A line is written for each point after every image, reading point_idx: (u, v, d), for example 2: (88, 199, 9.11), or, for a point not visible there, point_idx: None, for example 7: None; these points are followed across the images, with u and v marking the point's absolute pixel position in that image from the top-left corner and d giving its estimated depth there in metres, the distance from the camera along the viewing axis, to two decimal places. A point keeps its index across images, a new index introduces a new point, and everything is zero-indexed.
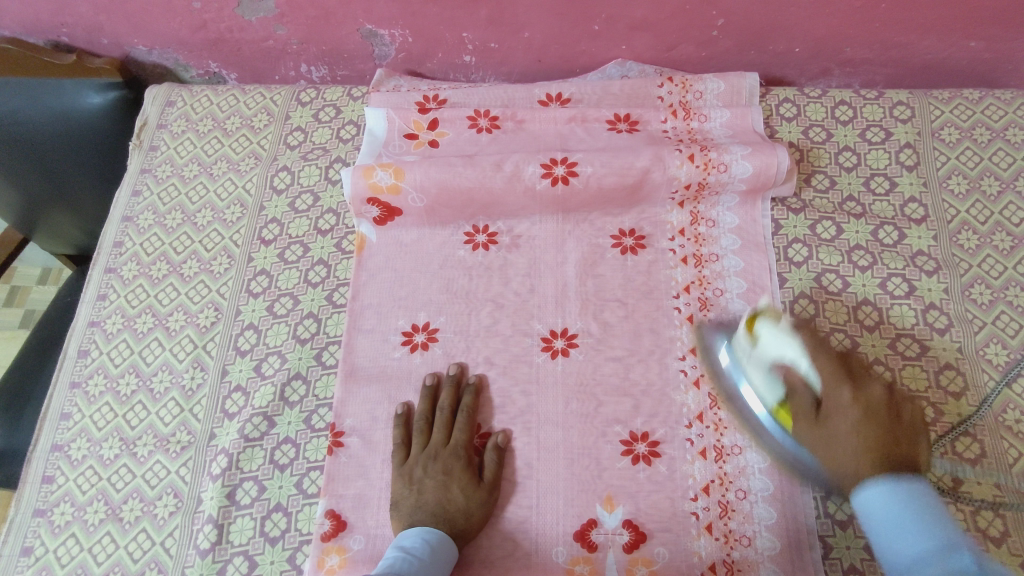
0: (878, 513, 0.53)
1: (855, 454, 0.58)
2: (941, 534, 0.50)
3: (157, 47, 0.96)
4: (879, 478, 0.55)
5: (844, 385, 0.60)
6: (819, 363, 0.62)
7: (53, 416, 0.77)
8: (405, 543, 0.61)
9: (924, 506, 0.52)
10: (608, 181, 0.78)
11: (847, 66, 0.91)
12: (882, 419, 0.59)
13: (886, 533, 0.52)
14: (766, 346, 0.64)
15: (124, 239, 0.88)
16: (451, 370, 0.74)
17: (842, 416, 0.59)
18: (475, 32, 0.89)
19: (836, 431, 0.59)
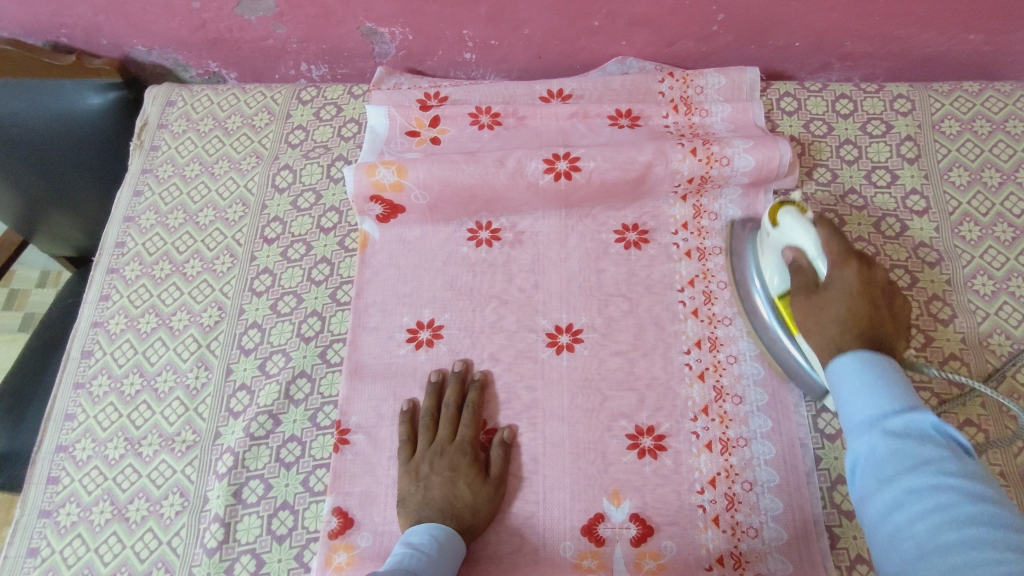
0: (841, 376, 0.55)
1: (843, 324, 0.60)
2: (899, 396, 0.52)
3: (156, 47, 0.96)
4: (853, 350, 0.56)
5: (852, 265, 0.61)
6: (830, 248, 0.63)
7: (57, 417, 0.77)
8: (412, 539, 0.61)
9: (885, 372, 0.54)
10: (611, 175, 0.78)
11: (847, 60, 0.91)
12: (877, 304, 0.60)
13: (847, 393, 0.54)
14: (783, 232, 0.66)
15: (126, 239, 0.87)
16: (456, 366, 0.74)
17: (840, 292, 0.61)
18: (475, 29, 0.89)
19: (828, 303, 0.61)
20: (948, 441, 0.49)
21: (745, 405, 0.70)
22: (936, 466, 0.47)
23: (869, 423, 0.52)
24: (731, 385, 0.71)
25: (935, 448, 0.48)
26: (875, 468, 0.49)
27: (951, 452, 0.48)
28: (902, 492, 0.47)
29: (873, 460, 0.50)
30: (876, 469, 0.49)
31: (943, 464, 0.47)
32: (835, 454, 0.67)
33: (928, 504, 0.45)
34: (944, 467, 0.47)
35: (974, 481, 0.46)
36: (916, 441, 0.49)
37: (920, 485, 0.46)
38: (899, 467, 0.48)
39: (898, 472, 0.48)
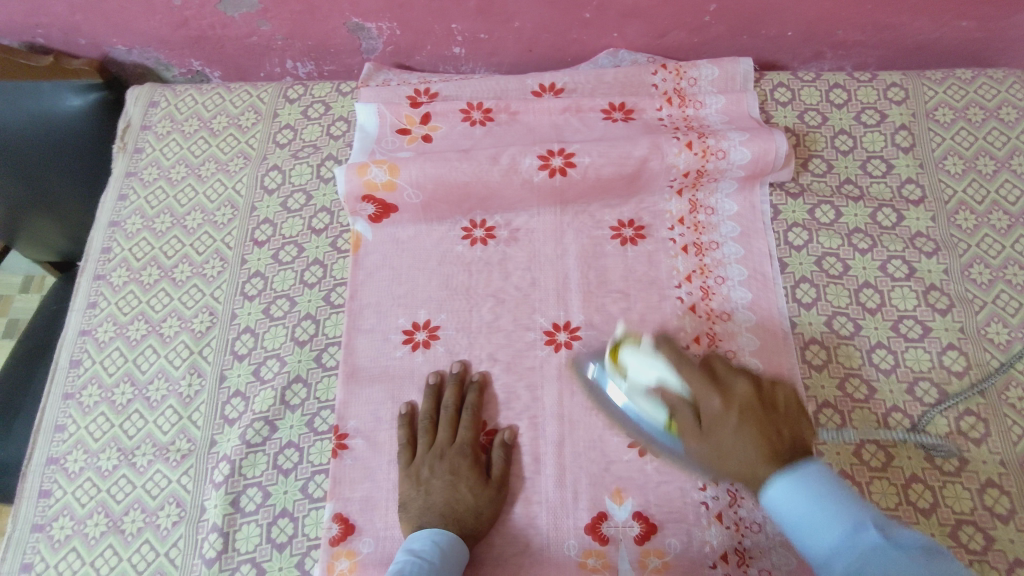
0: (791, 508, 0.52)
1: (741, 462, 0.55)
2: (849, 513, 0.49)
3: (137, 47, 0.94)
4: (779, 472, 0.53)
5: (712, 390, 0.58)
6: (687, 375, 0.60)
7: (47, 429, 0.75)
8: (415, 546, 0.60)
9: (831, 490, 0.51)
10: (607, 171, 0.77)
11: (839, 48, 0.90)
12: (758, 418, 0.56)
13: (801, 523, 0.51)
14: (639, 372, 0.63)
15: (112, 245, 0.85)
16: (455, 368, 0.73)
17: (716, 426, 0.57)
18: (465, 23, 0.88)
19: (718, 440, 0.57)
20: (909, 548, 0.46)
21: None
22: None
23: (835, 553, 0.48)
24: None
25: (904, 563, 0.45)
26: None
27: (925, 559, 0.45)
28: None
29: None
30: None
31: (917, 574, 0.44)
32: (836, 448, 0.67)
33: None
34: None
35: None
36: (881, 562, 0.46)
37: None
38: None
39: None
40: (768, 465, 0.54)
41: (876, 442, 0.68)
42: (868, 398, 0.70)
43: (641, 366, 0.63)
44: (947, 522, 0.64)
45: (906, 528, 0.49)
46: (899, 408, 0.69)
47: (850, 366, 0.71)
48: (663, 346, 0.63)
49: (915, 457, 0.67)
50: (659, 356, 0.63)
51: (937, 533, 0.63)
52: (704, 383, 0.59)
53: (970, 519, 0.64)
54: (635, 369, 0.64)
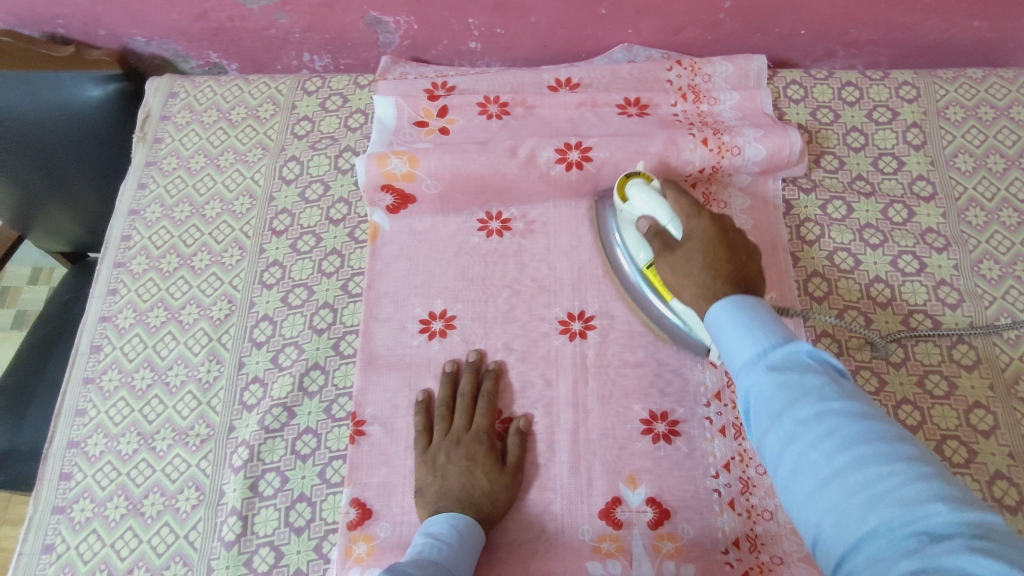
0: (723, 327, 0.54)
1: (700, 276, 0.61)
2: (774, 332, 0.51)
3: (156, 38, 0.95)
4: (721, 299, 0.57)
5: (702, 214, 0.64)
6: (681, 208, 0.66)
7: (68, 413, 0.76)
8: (433, 529, 0.60)
9: (761, 317, 0.53)
10: (623, 165, 0.78)
11: (851, 47, 0.91)
12: (730, 247, 0.62)
13: (727, 340, 0.54)
14: (637, 202, 0.70)
15: (132, 233, 0.86)
16: (471, 356, 0.74)
17: (692, 241, 0.63)
18: (481, 18, 0.89)
19: (690, 258, 0.63)
20: (823, 365, 0.48)
21: None
22: (818, 391, 0.46)
23: (750, 364, 0.51)
24: None
25: (812, 374, 0.47)
26: (762, 403, 0.47)
27: (835, 378, 0.47)
28: (794, 423, 0.45)
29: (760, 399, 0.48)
30: (764, 405, 0.47)
31: (823, 389, 0.46)
32: None
33: (815, 432, 0.44)
34: (830, 394, 0.46)
35: (858, 401, 0.45)
36: (791, 372, 0.48)
37: (805, 414, 0.45)
38: (782, 405, 0.46)
39: (781, 401, 0.47)
40: (723, 284, 0.60)
41: None
42: (879, 390, 0.71)
43: (640, 198, 0.69)
44: None
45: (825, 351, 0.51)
46: (910, 401, 0.70)
47: (862, 359, 0.72)
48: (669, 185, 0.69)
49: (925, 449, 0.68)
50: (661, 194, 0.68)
51: None
52: (694, 213, 0.65)
53: None
54: (635, 200, 0.70)
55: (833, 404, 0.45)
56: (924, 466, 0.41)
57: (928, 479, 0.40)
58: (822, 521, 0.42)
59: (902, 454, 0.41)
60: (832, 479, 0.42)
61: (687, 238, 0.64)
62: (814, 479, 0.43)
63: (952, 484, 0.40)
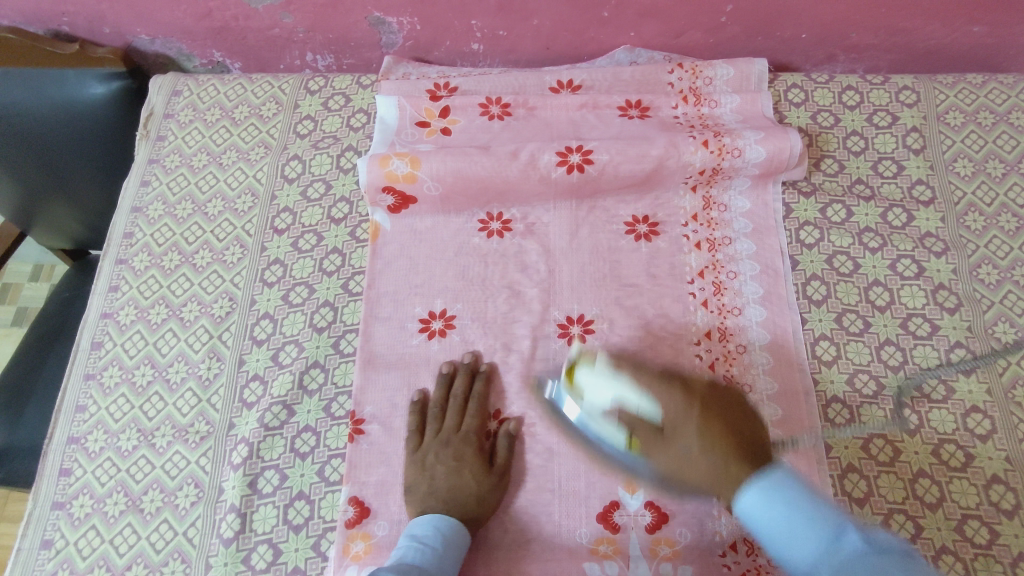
0: (768, 525, 0.54)
1: (711, 459, 0.59)
2: (824, 520, 0.52)
3: (160, 37, 0.95)
4: (750, 485, 0.56)
5: (673, 389, 0.64)
6: (645, 388, 0.64)
7: (68, 408, 0.76)
8: (418, 531, 0.61)
9: (806, 501, 0.54)
10: (624, 167, 0.78)
11: (852, 51, 0.92)
12: (717, 414, 0.62)
13: (781, 539, 0.53)
14: (595, 393, 0.65)
15: (134, 230, 0.87)
16: (465, 358, 0.74)
17: (682, 424, 0.61)
18: (484, 19, 0.89)
19: (685, 445, 0.60)
20: (888, 549, 0.47)
21: (756, 394, 0.71)
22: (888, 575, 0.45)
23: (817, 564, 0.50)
24: (741, 374, 0.72)
25: (879, 561, 0.46)
26: None
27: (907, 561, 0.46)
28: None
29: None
30: None
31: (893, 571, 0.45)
32: (844, 443, 0.69)
33: None
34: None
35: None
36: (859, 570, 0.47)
37: None
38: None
39: None
40: (734, 458, 0.58)
41: (884, 437, 0.69)
42: (876, 393, 0.71)
43: (598, 382, 0.65)
44: (952, 516, 0.65)
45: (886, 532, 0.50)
46: (907, 404, 0.70)
47: (859, 362, 0.73)
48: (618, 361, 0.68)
49: (923, 452, 0.68)
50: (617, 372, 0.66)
51: (942, 526, 0.64)
52: (660, 389, 0.63)
53: (975, 513, 0.65)
54: (592, 388, 0.66)
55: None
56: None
57: None
58: None
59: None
60: None
61: (671, 424, 0.61)
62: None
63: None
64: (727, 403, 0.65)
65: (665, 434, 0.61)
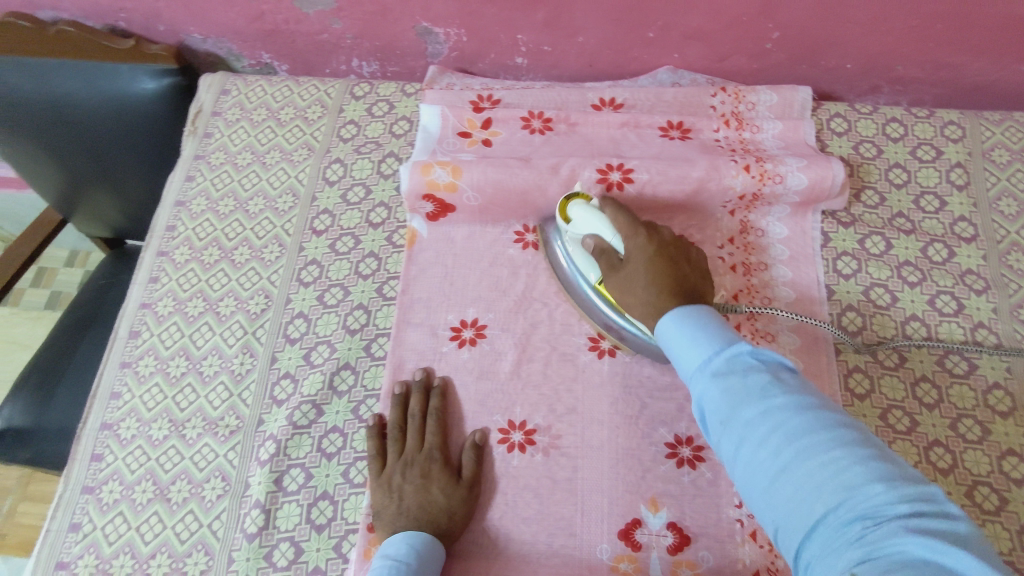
0: (670, 338, 0.59)
1: (645, 293, 0.64)
2: (717, 338, 0.56)
3: (212, 36, 0.97)
4: (671, 309, 0.61)
5: (640, 234, 0.67)
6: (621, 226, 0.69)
7: (103, 395, 0.78)
8: (390, 550, 0.61)
9: (707, 321, 0.58)
10: (663, 189, 0.78)
11: (896, 84, 0.91)
12: (670, 257, 0.66)
13: (677, 346, 0.58)
14: (578, 223, 0.72)
15: (176, 224, 0.88)
16: (418, 375, 0.73)
17: (636, 257, 0.66)
18: (530, 34, 0.90)
19: (631, 273, 0.66)
20: (766, 362, 0.53)
21: None
22: (761, 392, 0.50)
23: (699, 366, 0.55)
24: None
25: (754, 375, 0.51)
26: (714, 412, 0.52)
27: (779, 373, 0.52)
28: (741, 420, 0.49)
29: (707, 401, 0.53)
30: (714, 413, 0.52)
31: (766, 388, 0.50)
32: None
33: (762, 429, 0.48)
34: (772, 386, 0.50)
35: (803, 393, 0.50)
36: (735, 372, 0.52)
37: (752, 414, 0.49)
38: (730, 404, 0.51)
39: (730, 409, 0.50)
40: (665, 299, 0.62)
41: None
42: (910, 430, 0.70)
43: (582, 219, 0.72)
44: None
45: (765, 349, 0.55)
46: (941, 443, 0.69)
47: (894, 398, 0.72)
48: (609, 204, 0.72)
49: (956, 493, 0.67)
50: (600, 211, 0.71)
51: None
52: (632, 227, 0.68)
53: (1009, 560, 0.63)
54: (576, 222, 0.72)
55: (771, 397, 0.49)
56: (860, 445, 0.45)
57: (865, 462, 0.44)
58: (779, 514, 0.46)
59: (840, 439, 0.45)
60: (779, 475, 0.46)
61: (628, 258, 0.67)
62: (759, 468, 0.47)
63: (892, 464, 0.44)
64: (687, 253, 0.68)
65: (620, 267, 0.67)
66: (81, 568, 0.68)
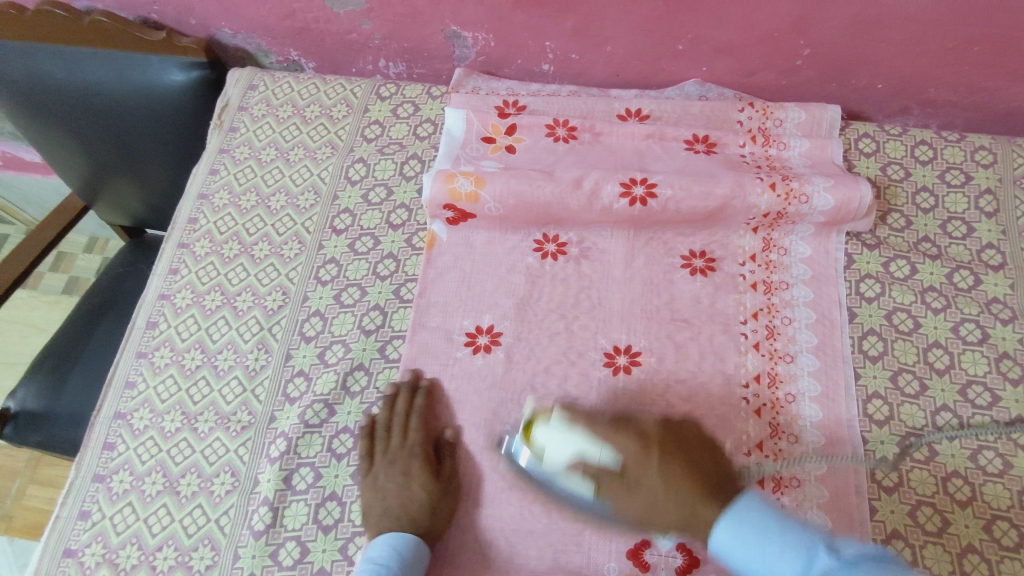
0: (739, 552, 0.56)
1: (679, 504, 0.59)
2: (800, 544, 0.54)
3: (242, 32, 0.98)
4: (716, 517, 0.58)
5: (627, 437, 0.63)
6: (607, 442, 0.63)
7: (118, 383, 0.78)
8: (373, 554, 0.62)
9: (770, 522, 0.56)
10: (687, 204, 0.77)
11: (927, 106, 0.90)
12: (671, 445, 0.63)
13: (757, 563, 0.55)
14: (552, 450, 0.64)
15: (198, 216, 0.89)
16: (405, 376, 0.73)
17: (641, 466, 0.61)
18: (558, 42, 0.90)
19: (651, 491, 0.60)
20: (865, 561, 0.50)
21: (801, 445, 0.69)
22: None
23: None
24: (788, 423, 0.70)
25: None
26: None
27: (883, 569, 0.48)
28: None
29: None
30: None
31: None
32: (891, 507, 0.66)
33: None
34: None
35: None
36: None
37: None
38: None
39: None
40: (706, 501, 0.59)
41: (933, 505, 0.66)
42: (929, 459, 0.69)
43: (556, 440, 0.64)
44: None
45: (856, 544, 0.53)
46: (960, 474, 0.68)
47: (913, 426, 0.70)
48: (576, 416, 0.65)
49: (973, 527, 0.65)
50: (573, 427, 0.64)
51: None
52: (617, 435, 0.63)
53: None
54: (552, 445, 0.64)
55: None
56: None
57: None
58: None
59: None
60: None
61: (641, 480, 0.61)
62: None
63: None
64: (681, 435, 0.66)
65: (633, 485, 0.61)
66: (88, 556, 0.69)
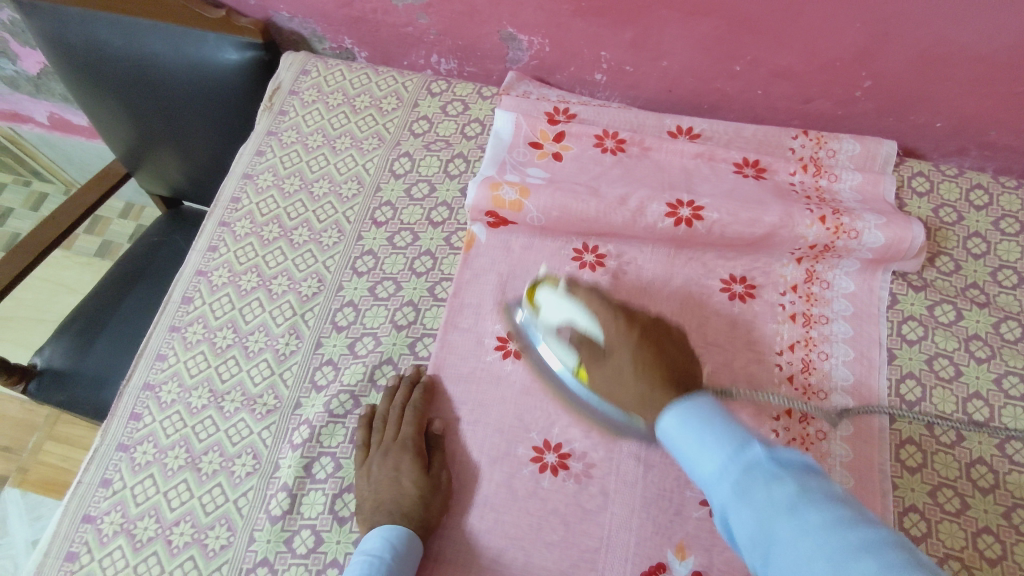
0: (678, 442, 0.54)
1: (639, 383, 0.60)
2: (737, 440, 0.50)
3: (299, 15, 0.98)
4: (670, 406, 0.56)
5: (618, 320, 0.63)
6: (595, 314, 0.65)
7: (150, 355, 0.79)
8: (367, 546, 0.61)
9: (721, 421, 0.53)
10: (732, 229, 0.76)
11: (986, 149, 0.88)
12: (653, 344, 0.62)
13: (691, 453, 0.52)
14: (548, 310, 0.68)
15: (241, 196, 0.89)
16: (409, 370, 0.74)
17: (619, 352, 0.62)
18: (614, 52, 0.89)
19: (619, 367, 0.61)
20: (790, 465, 0.46)
21: None
22: (789, 504, 0.43)
23: (718, 477, 0.49)
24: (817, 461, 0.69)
25: (776, 482, 0.44)
26: (743, 532, 0.45)
27: (800, 478, 0.44)
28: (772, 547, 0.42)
29: (733, 518, 0.46)
30: (744, 533, 0.45)
31: (793, 500, 0.43)
32: None
33: (801, 553, 0.40)
34: (799, 497, 0.43)
35: (836, 502, 0.42)
36: (755, 484, 0.45)
37: (787, 536, 0.41)
38: (755, 522, 0.44)
39: (756, 529, 0.43)
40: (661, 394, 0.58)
41: (960, 560, 0.65)
42: (959, 512, 0.67)
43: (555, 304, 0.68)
44: None
45: (789, 446, 0.48)
46: (991, 531, 0.66)
47: (945, 476, 0.69)
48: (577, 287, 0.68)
49: None
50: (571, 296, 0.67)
51: None
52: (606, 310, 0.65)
53: None
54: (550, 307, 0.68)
55: (799, 511, 0.42)
56: (903, 561, 0.37)
57: None
58: None
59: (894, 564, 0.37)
60: None
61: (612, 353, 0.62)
62: None
63: None
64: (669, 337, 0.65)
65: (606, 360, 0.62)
66: (107, 524, 0.69)
